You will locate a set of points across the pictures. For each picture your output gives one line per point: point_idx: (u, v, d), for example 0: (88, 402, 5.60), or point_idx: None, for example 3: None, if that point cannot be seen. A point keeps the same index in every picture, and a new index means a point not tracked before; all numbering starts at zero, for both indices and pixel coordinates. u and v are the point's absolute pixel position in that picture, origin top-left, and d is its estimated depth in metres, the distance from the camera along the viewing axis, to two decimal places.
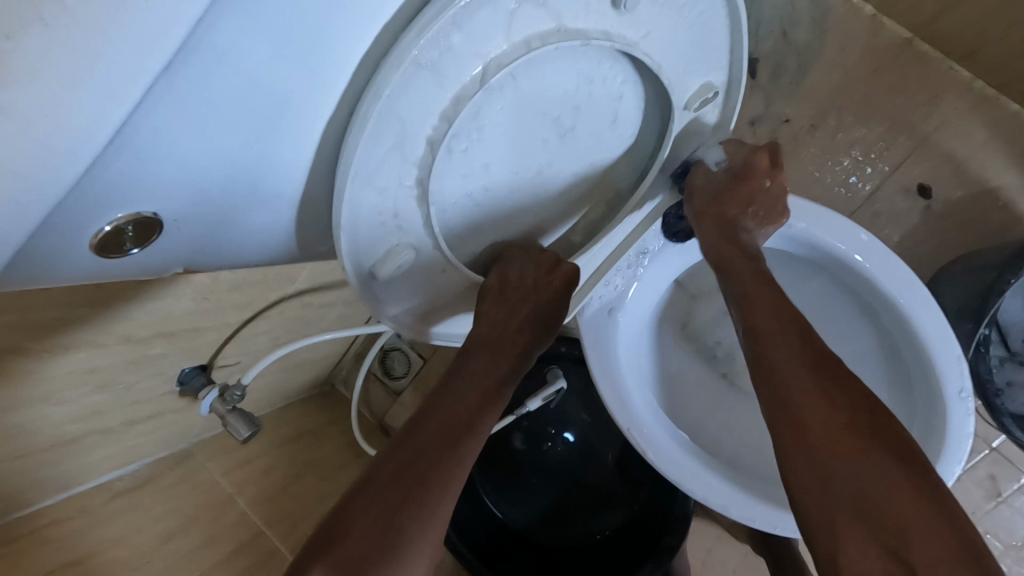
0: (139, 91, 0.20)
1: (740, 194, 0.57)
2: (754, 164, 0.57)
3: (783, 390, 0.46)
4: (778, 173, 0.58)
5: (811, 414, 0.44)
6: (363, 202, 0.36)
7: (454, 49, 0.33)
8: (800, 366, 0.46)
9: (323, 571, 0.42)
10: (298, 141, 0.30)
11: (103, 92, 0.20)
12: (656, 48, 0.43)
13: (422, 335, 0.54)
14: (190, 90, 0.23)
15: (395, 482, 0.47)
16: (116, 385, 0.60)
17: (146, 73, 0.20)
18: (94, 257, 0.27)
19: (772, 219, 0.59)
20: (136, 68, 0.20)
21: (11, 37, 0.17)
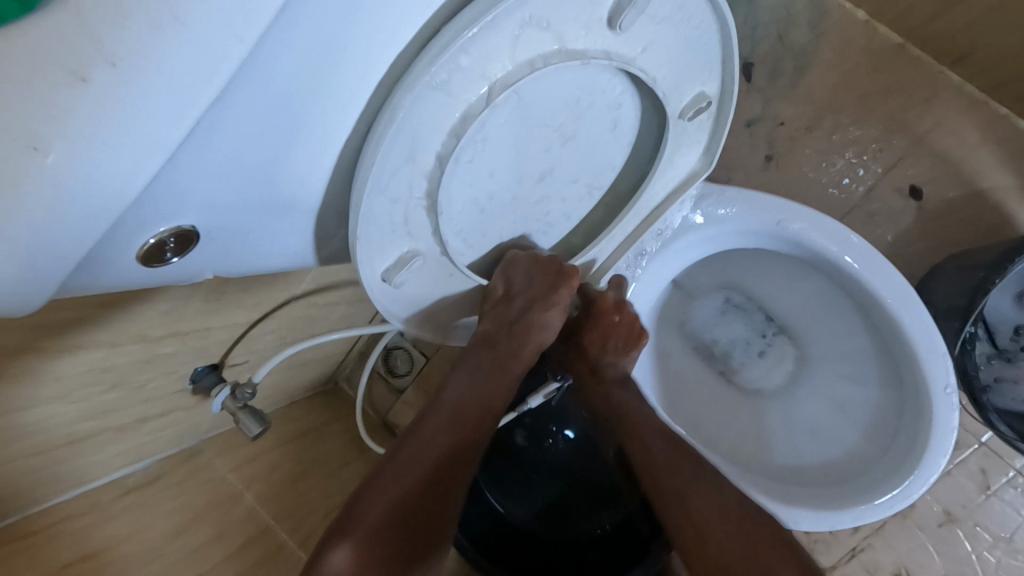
0: (194, 117, 0.23)
1: (597, 336, 0.69)
2: (597, 304, 0.67)
3: (656, 474, 0.61)
4: (624, 306, 0.68)
5: (679, 488, 0.59)
6: (376, 212, 0.38)
7: (462, 69, 0.34)
8: (663, 450, 0.62)
9: (347, 554, 0.45)
10: (322, 157, 0.32)
11: (159, 122, 0.22)
12: (652, 62, 0.45)
13: (430, 335, 0.56)
14: (230, 116, 0.25)
15: (408, 471, 0.50)
16: (129, 384, 0.62)
17: (200, 100, 0.23)
18: (140, 267, 0.28)
19: (634, 344, 0.69)
20: (188, 100, 0.22)
21: (87, 79, 0.20)
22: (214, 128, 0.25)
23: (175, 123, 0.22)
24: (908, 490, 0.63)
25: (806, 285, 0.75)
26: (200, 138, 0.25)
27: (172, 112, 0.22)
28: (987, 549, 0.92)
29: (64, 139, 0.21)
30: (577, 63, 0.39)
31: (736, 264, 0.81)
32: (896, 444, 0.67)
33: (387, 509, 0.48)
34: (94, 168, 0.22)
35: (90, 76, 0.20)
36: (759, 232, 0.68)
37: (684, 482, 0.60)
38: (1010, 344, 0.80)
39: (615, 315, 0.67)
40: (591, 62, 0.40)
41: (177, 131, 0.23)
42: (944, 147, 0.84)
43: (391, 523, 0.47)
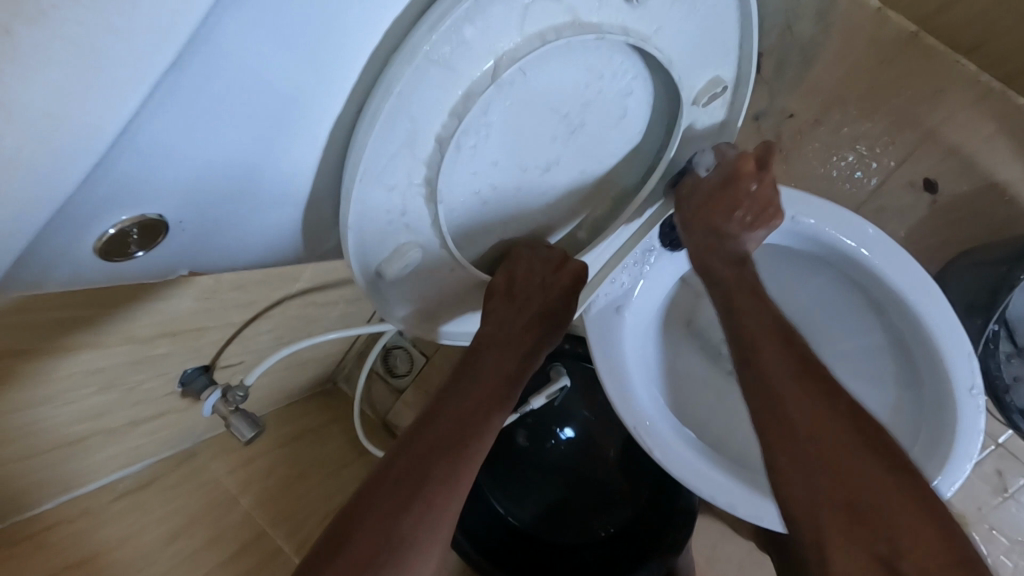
0: (147, 84, 0.20)
1: (723, 202, 0.54)
2: (731, 173, 0.53)
3: (769, 398, 0.43)
4: (768, 170, 0.54)
5: (804, 418, 0.41)
6: (372, 202, 0.35)
7: (466, 42, 0.32)
8: (789, 373, 0.43)
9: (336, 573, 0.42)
10: (306, 139, 0.30)
11: (108, 91, 0.19)
12: (667, 42, 0.42)
13: (431, 334, 0.54)
14: (196, 89, 0.23)
15: (405, 480, 0.47)
16: (121, 385, 0.59)
17: (155, 64, 0.20)
18: (99, 260, 0.26)
19: (766, 221, 0.55)
20: (141, 66, 0.20)
21: (12, 32, 0.17)
22: (177, 102, 0.22)
23: (126, 91, 0.20)
24: None
25: (820, 282, 0.73)
26: (160, 114, 0.22)
27: (123, 79, 0.19)
28: (1003, 553, 0.90)
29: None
30: (591, 37, 0.36)
31: (746, 260, 0.78)
32: (915, 446, 0.64)
33: (380, 521, 0.45)
34: (32, 142, 0.19)
35: (17, 30, 0.17)
36: (772, 226, 0.65)
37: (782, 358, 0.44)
38: None
39: (756, 180, 0.53)
40: (608, 37, 0.37)
41: (129, 101, 0.20)
42: (955, 140, 0.80)
43: (385, 536, 0.45)
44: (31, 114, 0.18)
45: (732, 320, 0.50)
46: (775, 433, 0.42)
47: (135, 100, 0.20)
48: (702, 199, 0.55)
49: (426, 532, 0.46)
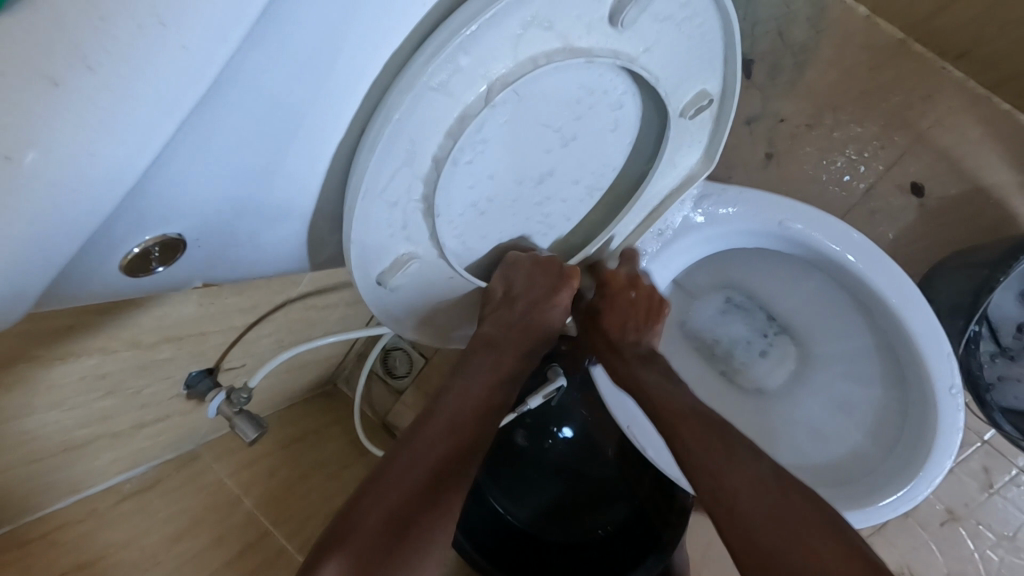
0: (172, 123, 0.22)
1: (616, 318, 0.65)
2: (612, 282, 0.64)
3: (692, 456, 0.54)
4: (639, 281, 0.64)
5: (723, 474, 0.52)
6: (374, 216, 0.37)
7: (462, 69, 0.33)
8: (707, 440, 0.54)
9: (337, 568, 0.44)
10: (313, 160, 0.31)
11: (137, 128, 0.21)
12: (654, 61, 0.44)
13: (429, 338, 0.56)
14: (214, 121, 0.24)
15: (407, 477, 0.49)
16: (126, 389, 0.61)
17: (180, 105, 0.22)
18: (123, 277, 0.28)
19: (656, 318, 0.65)
20: (168, 105, 0.21)
21: (62, 83, 0.19)
22: (198, 135, 0.24)
23: (154, 128, 0.21)
24: (912, 491, 0.62)
25: (809, 283, 0.74)
26: (182, 146, 0.24)
27: (150, 117, 0.21)
28: (990, 547, 0.92)
29: (40, 146, 0.20)
30: (582, 60, 0.38)
31: (738, 262, 0.79)
32: (900, 444, 0.66)
33: (383, 516, 0.47)
34: (69, 176, 0.21)
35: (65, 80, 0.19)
36: (762, 231, 0.67)
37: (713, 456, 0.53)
38: (1014, 341, 0.80)
39: (631, 292, 0.64)
40: (597, 60, 0.39)
41: (157, 136, 0.22)
42: (947, 142, 0.83)
43: (390, 528, 0.47)
44: (67, 152, 0.20)
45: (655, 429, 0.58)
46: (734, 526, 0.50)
47: (162, 135, 0.22)
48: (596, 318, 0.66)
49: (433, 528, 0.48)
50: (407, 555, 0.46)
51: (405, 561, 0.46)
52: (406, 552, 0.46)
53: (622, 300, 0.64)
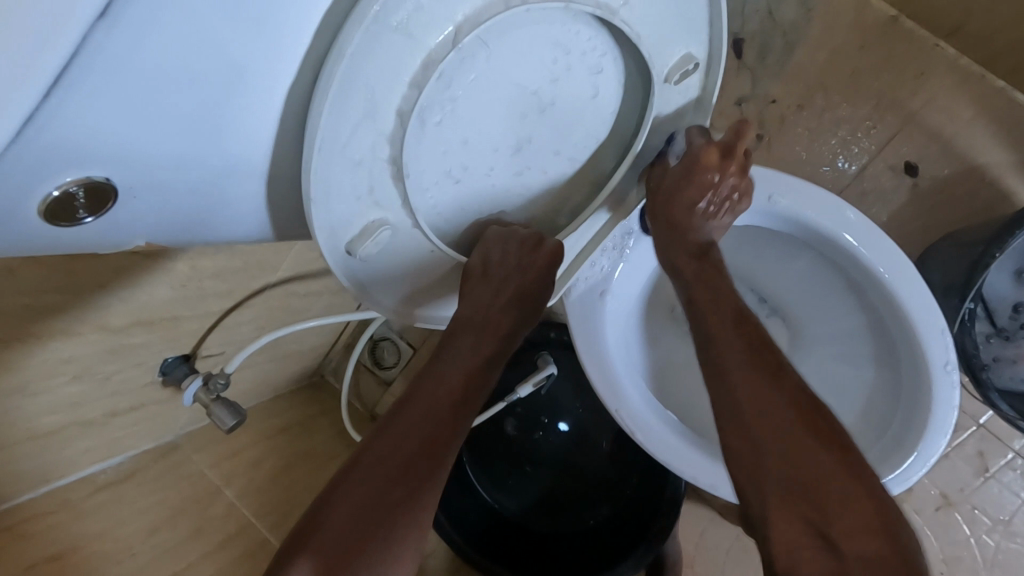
0: (75, 37, 0.20)
1: (692, 192, 0.55)
2: (702, 157, 0.54)
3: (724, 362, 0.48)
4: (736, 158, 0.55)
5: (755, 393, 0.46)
6: (337, 177, 0.35)
7: (422, 8, 0.32)
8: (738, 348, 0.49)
9: (307, 567, 0.42)
10: (258, 106, 0.29)
11: (34, 36, 0.19)
12: (633, 15, 0.42)
13: (407, 317, 0.53)
14: (129, 47, 0.22)
15: (380, 466, 0.46)
16: (95, 374, 0.58)
17: (82, 16, 0.19)
18: (47, 225, 0.25)
19: (730, 209, 0.57)
20: (67, 10, 0.19)
21: None
22: (111, 60, 0.22)
23: (54, 41, 0.19)
24: (906, 472, 0.61)
25: (800, 265, 0.73)
26: (93, 71, 0.21)
27: (46, 27, 0.19)
28: (985, 533, 0.90)
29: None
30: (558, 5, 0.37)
31: (728, 244, 0.78)
32: (892, 425, 0.64)
33: (355, 509, 0.44)
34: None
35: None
36: (750, 209, 0.66)
37: (742, 357, 0.48)
38: (1009, 322, 0.78)
39: (721, 171, 0.55)
40: (573, 7, 0.38)
41: (57, 49, 0.19)
42: (937, 122, 0.82)
43: (368, 518, 0.44)
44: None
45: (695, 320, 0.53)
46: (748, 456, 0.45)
47: (60, 49, 0.19)
48: (668, 188, 0.56)
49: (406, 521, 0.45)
50: (380, 549, 0.44)
51: (378, 555, 0.44)
52: (377, 546, 0.44)
53: (709, 171, 0.54)
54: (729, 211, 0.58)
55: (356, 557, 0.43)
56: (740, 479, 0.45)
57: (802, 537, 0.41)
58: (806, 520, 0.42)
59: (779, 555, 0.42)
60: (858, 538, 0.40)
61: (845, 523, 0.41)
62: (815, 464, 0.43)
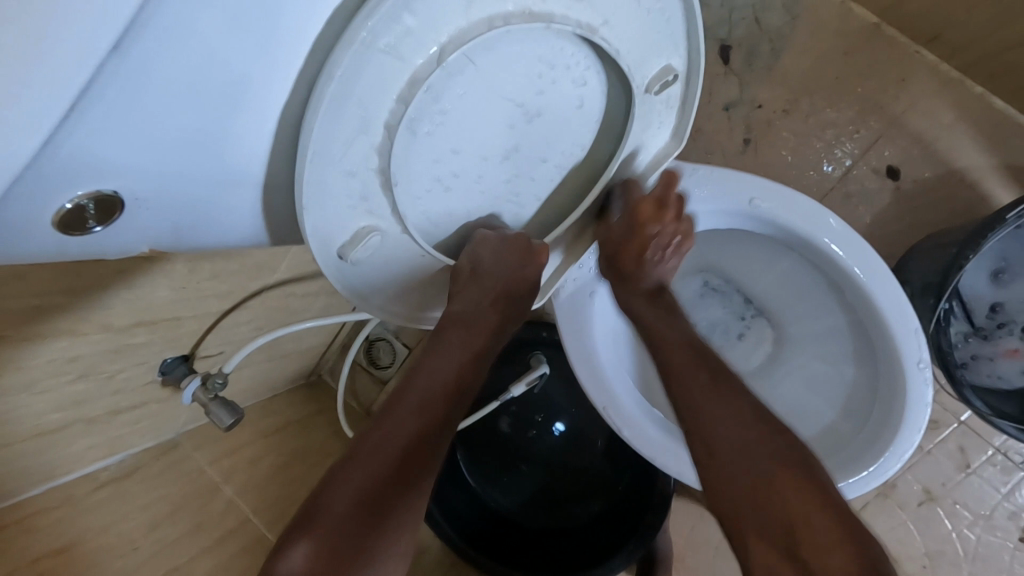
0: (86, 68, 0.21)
1: (640, 242, 0.61)
2: (642, 211, 0.59)
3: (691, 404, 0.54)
4: (670, 204, 0.61)
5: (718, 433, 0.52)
6: (331, 185, 0.37)
7: (408, 31, 0.34)
8: (706, 388, 0.54)
9: (309, 552, 0.44)
10: (256, 123, 0.31)
11: (55, 69, 0.20)
12: (613, 32, 0.44)
13: (398, 318, 0.55)
14: (135, 75, 0.24)
15: (374, 458, 0.48)
16: (100, 373, 0.60)
17: (93, 48, 0.21)
18: (59, 235, 0.27)
19: (675, 251, 0.63)
20: (79, 46, 0.21)
21: None
22: (118, 88, 0.24)
23: (72, 72, 0.21)
24: (882, 466, 0.63)
25: (783, 266, 0.75)
26: (101, 97, 0.23)
27: (64, 61, 0.21)
28: (966, 527, 0.93)
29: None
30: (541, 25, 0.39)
31: (714, 245, 0.80)
32: (870, 420, 0.67)
33: (350, 500, 0.46)
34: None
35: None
36: (732, 213, 0.68)
37: (705, 394, 0.54)
38: (986, 321, 0.80)
39: (659, 223, 0.61)
40: (556, 26, 0.40)
41: (75, 80, 0.21)
42: (920, 128, 0.85)
43: (363, 510, 0.46)
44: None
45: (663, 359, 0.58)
46: (722, 486, 0.50)
47: (77, 80, 0.21)
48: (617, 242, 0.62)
49: (400, 512, 0.47)
50: (376, 538, 0.46)
51: (374, 544, 0.46)
52: (373, 535, 0.46)
53: (648, 229, 0.60)
54: (674, 252, 0.64)
55: (348, 554, 0.44)
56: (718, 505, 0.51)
57: (772, 553, 0.46)
58: (774, 537, 0.47)
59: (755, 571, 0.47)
60: (825, 551, 0.45)
61: (812, 534, 0.45)
62: (777, 484, 0.48)
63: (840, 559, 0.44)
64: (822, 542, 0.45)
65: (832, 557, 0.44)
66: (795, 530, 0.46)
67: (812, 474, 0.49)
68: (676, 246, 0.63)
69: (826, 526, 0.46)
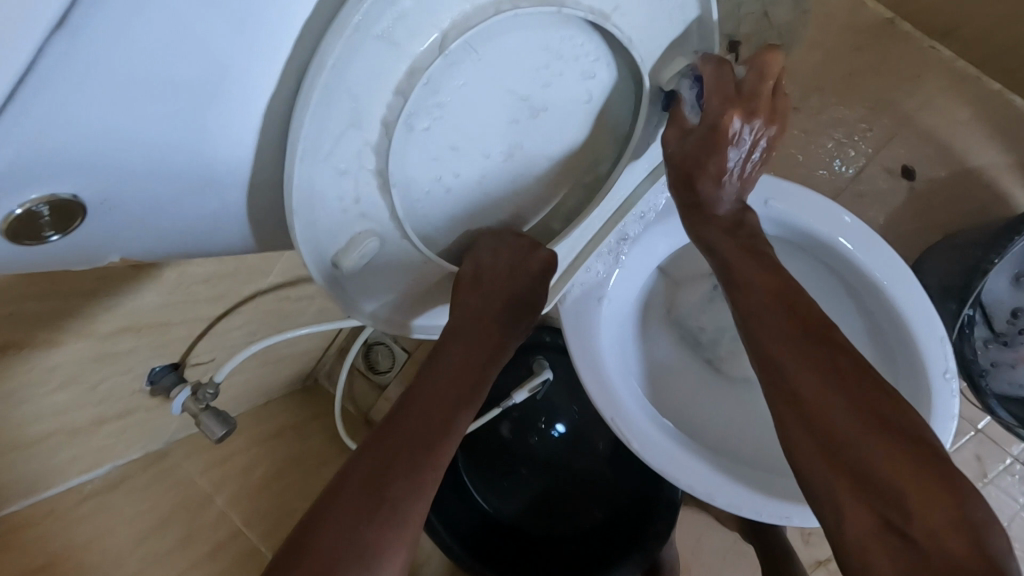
0: (26, 49, 0.19)
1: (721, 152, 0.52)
2: (727, 116, 0.50)
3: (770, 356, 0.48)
4: (760, 99, 0.51)
5: (806, 387, 0.45)
6: (322, 188, 0.34)
7: (406, 15, 0.31)
8: (786, 336, 0.48)
9: None
10: (236, 120, 0.28)
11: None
12: (625, 19, 0.41)
13: (396, 329, 0.52)
14: (90, 60, 0.21)
15: (368, 483, 0.43)
16: (82, 382, 0.57)
17: (33, 25, 0.18)
18: (10, 244, 0.24)
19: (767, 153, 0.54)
20: (15, 22, 0.18)
21: None
22: (69, 75, 0.21)
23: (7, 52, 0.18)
24: None
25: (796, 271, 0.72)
26: (50, 86, 0.20)
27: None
28: None
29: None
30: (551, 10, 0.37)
31: None
32: None
33: (340, 531, 0.41)
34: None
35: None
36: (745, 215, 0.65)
37: (793, 345, 0.48)
38: (1008, 327, 0.78)
39: (745, 127, 0.51)
40: (566, 12, 0.38)
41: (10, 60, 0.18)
42: (931, 124, 0.83)
43: (352, 543, 0.41)
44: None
45: (739, 304, 0.52)
46: (808, 442, 0.44)
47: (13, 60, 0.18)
48: (697, 153, 0.52)
49: (393, 542, 0.42)
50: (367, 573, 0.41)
51: None
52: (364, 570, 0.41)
53: (730, 131, 0.51)
54: (759, 164, 0.54)
55: (345, 562, 0.40)
56: (801, 466, 0.44)
57: (870, 522, 0.40)
58: (873, 505, 0.40)
59: (848, 545, 0.40)
60: (934, 522, 0.38)
61: (917, 504, 0.39)
62: (873, 444, 0.41)
63: (957, 541, 0.37)
64: (927, 516, 0.38)
65: (946, 534, 0.37)
66: (907, 504, 0.39)
67: (920, 437, 0.42)
68: (764, 150, 0.54)
69: (940, 504, 0.38)
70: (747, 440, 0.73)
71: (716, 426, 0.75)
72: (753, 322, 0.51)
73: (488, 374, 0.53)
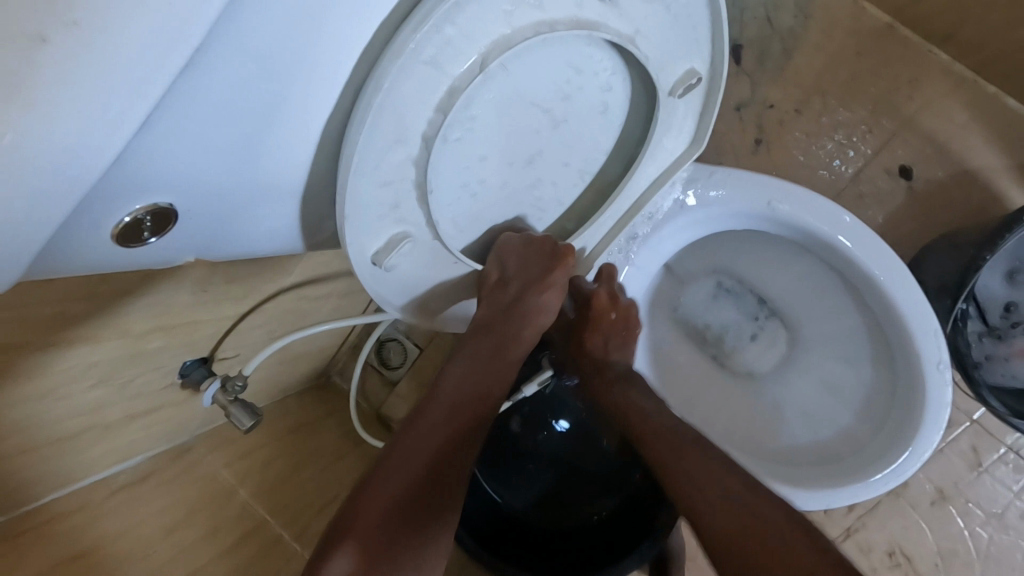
0: (159, 85, 0.22)
1: (597, 334, 0.70)
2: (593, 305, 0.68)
3: (676, 479, 0.57)
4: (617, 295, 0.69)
5: (705, 493, 0.55)
6: (366, 192, 0.38)
7: (450, 40, 0.34)
8: (680, 456, 0.58)
9: (350, 554, 0.44)
10: (299, 137, 0.32)
11: (125, 85, 0.22)
12: (646, 41, 0.45)
13: (428, 322, 0.56)
14: (194, 93, 0.25)
15: (407, 460, 0.50)
16: (116, 380, 0.60)
17: (165, 69, 0.22)
18: (117, 247, 0.29)
19: (630, 330, 0.71)
20: (153, 66, 0.22)
21: (48, 40, 0.19)
22: (177, 105, 0.25)
23: (140, 91, 0.22)
24: (902, 466, 0.63)
25: (798, 269, 0.75)
26: (165, 117, 0.25)
27: (139, 79, 0.22)
28: (979, 525, 0.92)
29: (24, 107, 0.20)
30: (586, 32, 0.40)
31: (729, 245, 0.79)
32: (888, 423, 0.67)
33: (387, 506, 0.47)
34: (59, 133, 0.21)
35: (50, 38, 0.19)
36: (749, 214, 0.68)
37: (686, 460, 0.58)
38: (1001, 321, 0.81)
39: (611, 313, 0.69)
40: (598, 34, 0.41)
41: (144, 94, 0.22)
42: (932, 128, 0.86)
43: (400, 513, 0.47)
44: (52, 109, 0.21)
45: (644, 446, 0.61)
46: (717, 537, 0.53)
47: (147, 99, 0.22)
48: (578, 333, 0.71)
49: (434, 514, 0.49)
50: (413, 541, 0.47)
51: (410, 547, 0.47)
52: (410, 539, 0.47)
53: (598, 316, 0.68)
54: (627, 336, 0.72)
55: (393, 535, 0.46)
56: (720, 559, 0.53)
57: None
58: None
59: None
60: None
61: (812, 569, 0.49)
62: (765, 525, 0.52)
63: None
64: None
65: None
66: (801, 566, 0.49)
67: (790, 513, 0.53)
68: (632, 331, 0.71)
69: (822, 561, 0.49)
70: (748, 430, 0.76)
71: (721, 418, 0.78)
72: (656, 456, 0.60)
73: (510, 362, 0.58)
